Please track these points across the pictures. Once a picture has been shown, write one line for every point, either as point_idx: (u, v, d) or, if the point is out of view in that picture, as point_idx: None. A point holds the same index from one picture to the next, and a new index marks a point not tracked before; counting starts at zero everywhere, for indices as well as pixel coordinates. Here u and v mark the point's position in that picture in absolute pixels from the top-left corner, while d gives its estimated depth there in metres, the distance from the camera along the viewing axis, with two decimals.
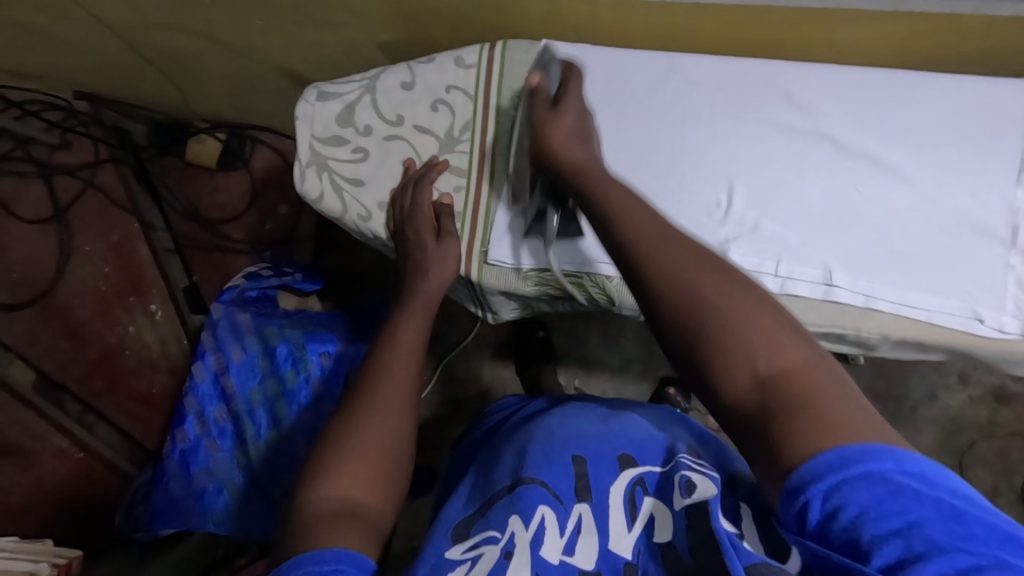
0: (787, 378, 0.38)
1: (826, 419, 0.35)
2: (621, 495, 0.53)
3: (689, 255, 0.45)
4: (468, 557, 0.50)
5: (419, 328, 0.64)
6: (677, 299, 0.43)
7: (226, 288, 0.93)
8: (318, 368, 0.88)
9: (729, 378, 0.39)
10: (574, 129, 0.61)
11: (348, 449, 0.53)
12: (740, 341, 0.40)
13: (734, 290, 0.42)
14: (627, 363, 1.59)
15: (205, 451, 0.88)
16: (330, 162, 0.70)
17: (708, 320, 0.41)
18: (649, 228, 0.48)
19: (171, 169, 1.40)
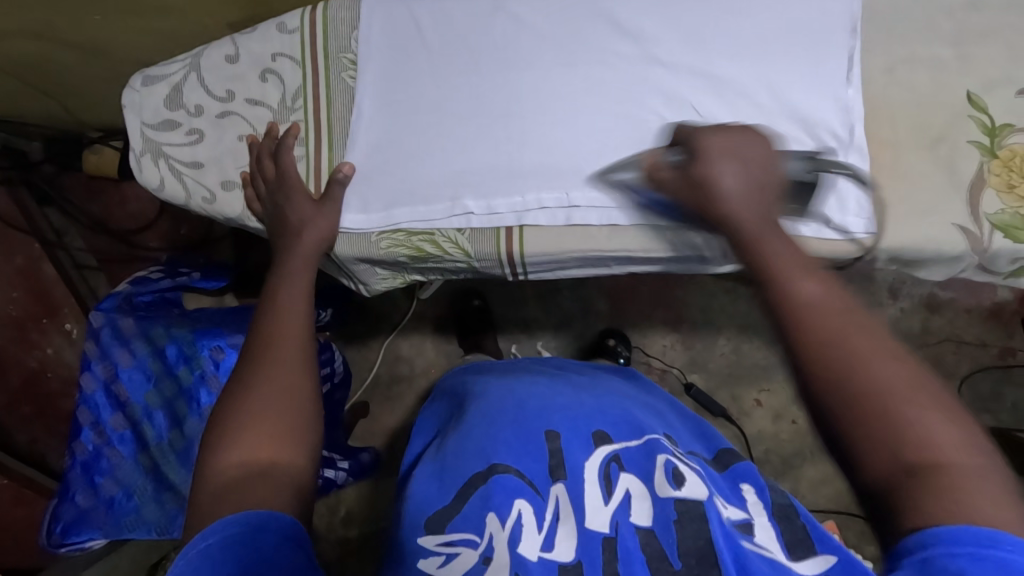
0: (939, 470, 0.39)
1: (959, 487, 0.37)
2: (596, 471, 0.54)
3: (863, 327, 0.44)
4: (444, 552, 0.51)
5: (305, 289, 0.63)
6: (833, 369, 0.43)
7: (111, 295, 0.91)
8: (212, 363, 0.86)
9: (892, 459, 0.40)
10: (724, 145, 0.58)
11: (242, 417, 0.52)
12: (908, 425, 0.40)
13: (890, 359, 0.43)
14: (567, 321, 1.60)
15: (108, 459, 0.87)
16: (165, 148, 0.68)
17: (876, 403, 0.41)
18: (817, 293, 0.47)
19: (77, 185, 1.39)
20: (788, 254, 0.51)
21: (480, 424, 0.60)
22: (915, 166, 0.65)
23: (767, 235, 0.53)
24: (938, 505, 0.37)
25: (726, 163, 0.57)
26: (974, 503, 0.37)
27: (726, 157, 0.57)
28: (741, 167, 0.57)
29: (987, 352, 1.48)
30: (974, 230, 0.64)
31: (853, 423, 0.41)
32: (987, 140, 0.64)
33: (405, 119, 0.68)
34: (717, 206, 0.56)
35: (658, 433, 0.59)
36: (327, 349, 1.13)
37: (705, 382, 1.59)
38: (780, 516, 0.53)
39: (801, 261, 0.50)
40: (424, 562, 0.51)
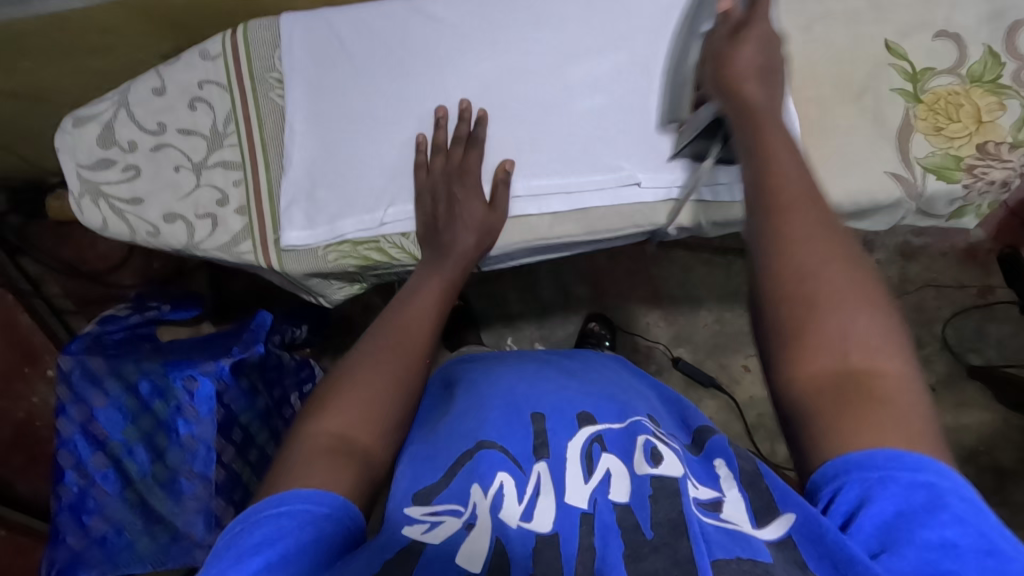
0: (868, 373, 0.43)
1: (884, 412, 0.41)
2: (578, 450, 0.52)
3: (842, 228, 0.47)
4: (427, 520, 0.47)
5: (446, 284, 0.64)
6: (808, 254, 0.46)
7: (78, 336, 0.91)
8: (187, 393, 0.87)
9: (838, 355, 0.43)
10: (758, 61, 0.56)
11: (360, 393, 0.53)
12: (851, 327, 0.44)
13: (854, 283, 0.45)
14: (549, 311, 1.62)
15: (94, 498, 0.88)
16: (103, 187, 0.69)
17: (831, 297, 0.45)
18: (818, 207, 0.48)
19: (46, 232, 1.42)
20: (794, 169, 0.49)
21: (477, 399, 0.59)
22: (843, 119, 0.65)
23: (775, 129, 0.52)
24: (862, 429, 0.41)
25: (756, 47, 0.56)
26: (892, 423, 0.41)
27: (766, 31, 0.57)
28: (763, 81, 0.55)
29: (965, 292, 1.49)
30: (906, 176, 0.64)
31: (814, 310, 0.45)
32: (909, 86, 0.65)
33: (339, 130, 0.68)
34: (728, 71, 0.56)
35: (642, 416, 0.55)
36: (306, 367, 1.12)
37: (692, 354, 1.61)
38: (749, 482, 0.47)
39: (791, 148, 0.51)
40: (407, 528, 0.46)
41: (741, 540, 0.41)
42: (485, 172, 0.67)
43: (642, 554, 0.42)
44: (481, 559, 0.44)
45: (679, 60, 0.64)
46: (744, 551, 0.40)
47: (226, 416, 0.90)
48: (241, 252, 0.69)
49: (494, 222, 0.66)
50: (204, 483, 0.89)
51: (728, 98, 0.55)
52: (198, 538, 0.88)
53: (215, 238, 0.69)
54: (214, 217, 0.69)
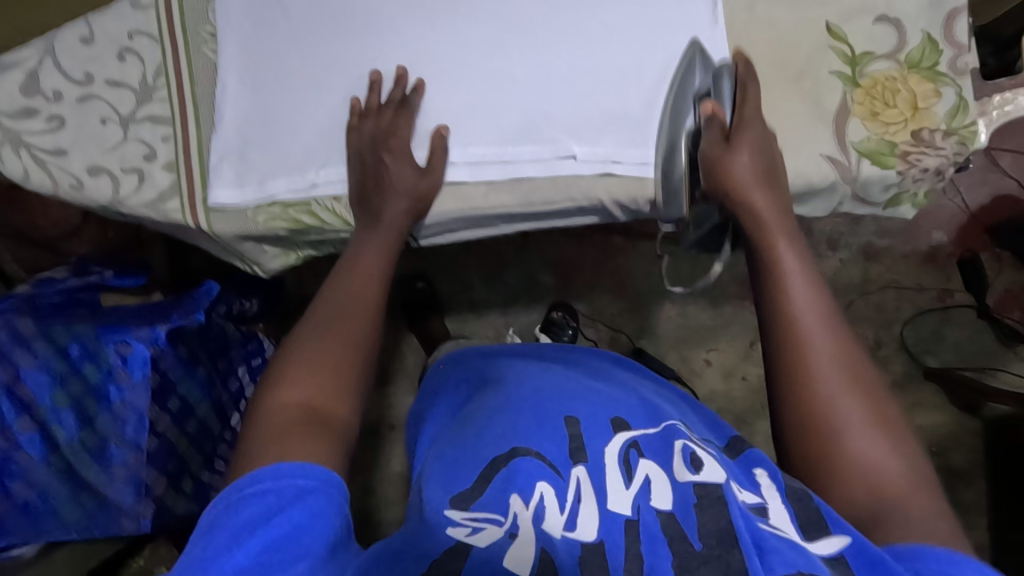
0: (887, 491, 0.52)
1: (907, 519, 0.50)
2: (616, 456, 0.55)
3: (852, 366, 0.57)
4: (467, 525, 0.51)
5: (387, 252, 0.67)
6: (825, 406, 0.56)
7: (9, 296, 0.89)
8: (119, 357, 0.86)
9: (861, 482, 0.53)
10: (757, 165, 0.62)
11: (315, 370, 0.58)
12: (867, 461, 0.53)
13: (865, 408, 0.55)
14: (514, 297, 1.62)
15: (17, 464, 0.84)
16: (25, 137, 0.67)
17: (846, 433, 0.54)
18: (831, 343, 0.58)
19: None
20: (802, 294, 0.60)
21: (501, 401, 0.63)
22: (783, 100, 0.65)
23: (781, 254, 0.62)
24: (895, 532, 0.49)
25: (749, 159, 0.62)
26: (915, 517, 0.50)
27: (758, 133, 0.62)
28: (762, 185, 0.62)
29: (924, 294, 1.51)
30: (842, 160, 0.64)
31: (833, 450, 0.55)
32: (848, 70, 0.65)
33: (272, 89, 0.67)
34: (728, 180, 0.63)
35: (674, 419, 0.60)
36: (254, 340, 1.11)
37: (654, 347, 1.61)
38: (795, 497, 0.51)
39: (812, 293, 0.60)
40: (452, 531, 0.50)
41: (798, 550, 0.45)
42: (418, 138, 0.66)
43: (693, 565, 0.46)
44: (529, 564, 0.47)
45: (675, 121, 0.64)
46: (805, 563, 0.44)
47: (162, 382, 0.89)
48: (168, 210, 0.67)
49: (428, 187, 0.66)
50: (136, 450, 0.87)
51: (734, 206, 0.64)
52: (125, 507, 0.87)
53: (142, 194, 0.67)
54: (140, 172, 0.67)
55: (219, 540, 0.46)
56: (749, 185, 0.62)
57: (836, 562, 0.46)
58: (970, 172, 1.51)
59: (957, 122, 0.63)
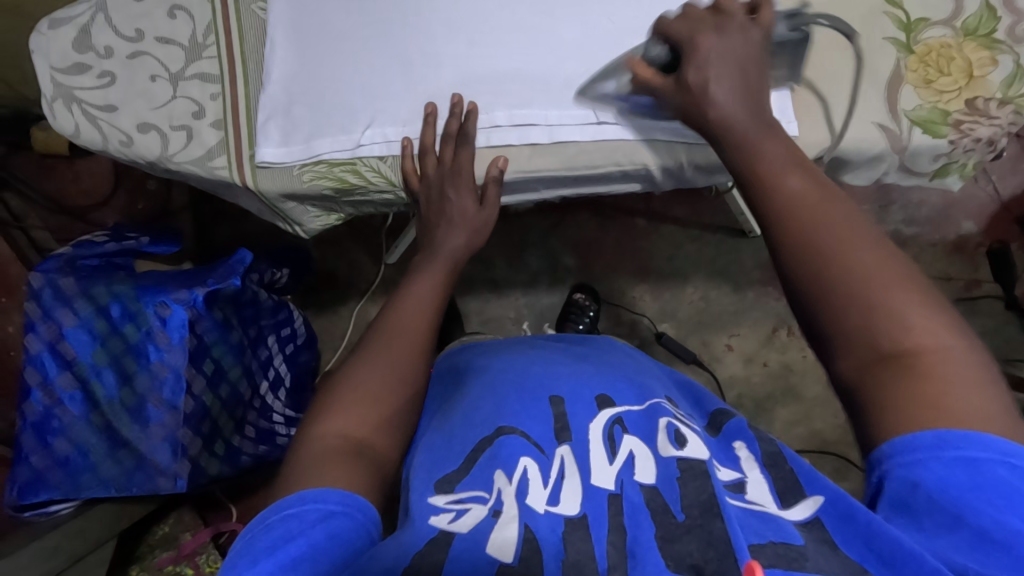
0: (916, 352, 0.45)
1: (950, 384, 0.43)
2: (601, 432, 0.58)
3: (852, 222, 0.50)
4: (452, 508, 0.51)
5: (439, 285, 0.71)
6: (828, 269, 0.48)
7: (52, 256, 0.90)
8: (158, 319, 0.87)
9: (885, 350, 0.45)
10: (735, 76, 0.55)
11: (357, 391, 0.61)
12: (890, 317, 0.46)
13: (881, 261, 0.48)
14: (535, 278, 1.62)
15: (59, 418, 0.88)
16: (76, 92, 0.67)
17: (861, 290, 0.47)
18: (843, 219, 0.50)
19: (32, 164, 1.44)
20: (794, 177, 0.51)
21: (493, 389, 0.66)
22: (832, 64, 0.65)
23: (764, 138, 0.54)
24: (922, 411, 0.43)
25: (720, 72, 0.55)
26: (954, 392, 0.43)
27: (716, 55, 0.55)
28: (739, 78, 0.56)
29: (951, 283, 1.49)
30: (893, 128, 0.64)
31: (844, 314, 0.47)
32: (903, 36, 0.64)
33: (319, 48, 0.67)
34: (698, 85, 0.56)
35: (660, 399, 0.63)
36: (284, 309, 1.12)
37: (675, 331, 1.61)
38: (769, 463, 0.52)
39: (794, 157, 0.53)
40: (433, 518, 0.50)
41: (772, 523, 0.45)
42: (477, 169, 0.69)
43: (675, 535, 0.46)
44: (511, 548, 0.47)
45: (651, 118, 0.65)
46: (777, 534, 0.44)
47: (198, 345, 0.90)
48: (215, 167, 0.68)
49: (484, 219, 0.72)
50: (173, 411, 0.88)
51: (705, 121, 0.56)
52: (163, 466, 0.89)
53: (189, 151, 0.68)
54: (189, 130, 0.68)
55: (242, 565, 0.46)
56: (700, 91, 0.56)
57: (811, 525, 0.45)
58: (1003, 160, 1.48)
59: (1012, 92, 0.62)
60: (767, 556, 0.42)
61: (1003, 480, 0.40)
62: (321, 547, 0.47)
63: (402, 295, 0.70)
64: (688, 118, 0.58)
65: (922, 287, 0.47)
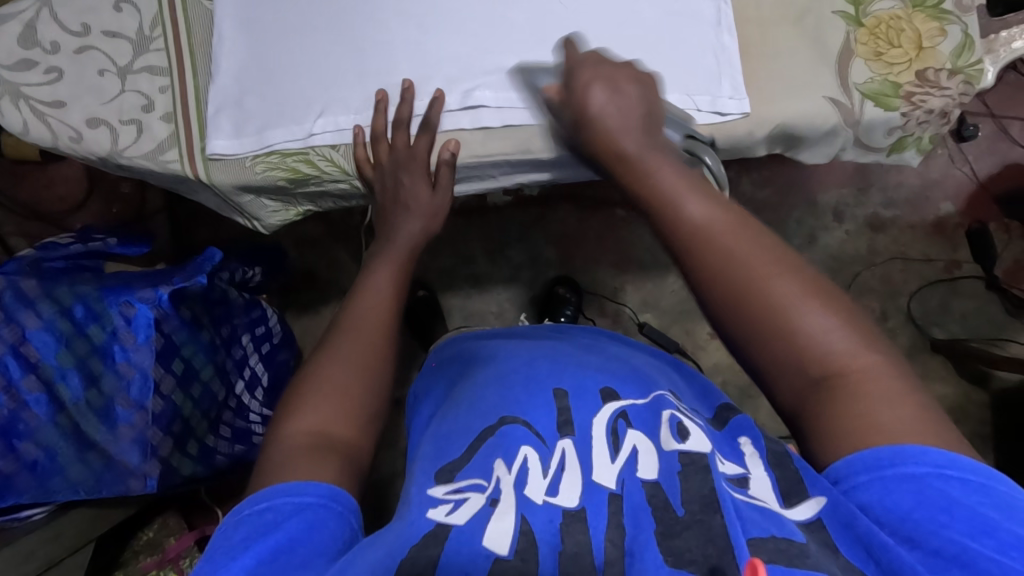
0: (841, 372, 0.48)
1: (872, 399, 0.47)
2: (604, 426, 0.55)
3: (760, 244, 0.51)
4: (451, 499, 0.51)
5: (396, 273, 0.71)
6: (750, 298, 0.50)
7: (14, 258, 0.89)
8: (123, 319, 0.87)
9: (808, 373, 0.49)
10: (615, 96, 0.54)
11: (327, 389, 0.60)
12: (810, 340, 0.49)
13: (797, 283, 0.50)
14: (516, 272, 1.62)
15: (25, 422, 0.85)
16: (24, 89, 0.67)
17: (779, 318, 0.49)
18: (750, 255, 0.50)
19: (4, 171, 1.43)
20: (701, 205, 0.51)
21: (496, 383, 0.65)
22: (782, 39, 0.65)
23: (660, 164, 0.53)
24: (854, 431, 0.47)
25: (602, 90, 0.54)
26: (881, 402, 0.47)
27: (597, 84, 0.54)
28: (618, 98, 0.54)
29: (930, 265, 1.49)
30: (845, 102, 0.63)
31: (767, 341, 0.50)
32: (852, 9, 0.64)
33: (267, 37, 0.67)
34: (594, 132, 0.54)
35: (664, 391, 0.62)
36: (257, 308, 1.11)
37: (657, 321, 1.61)
38: (774, 462, 0.52)
39: (695, 181, 0.53)
40: (432, 511, 0.49)
41: (773, 519, 0.45)
42: (431, 152, 0.69)
43: (675, 530, 0.44)
44: (507, 542, 0.46)
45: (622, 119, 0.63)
46: (779, 529, 0.44)
47: (166, 345, 0.90)
48: (166, 161, 0.68)
49: (439, 205, 0.73)
50: (140, 413, 0.88)
51: (601, 154, 0.54)
52: (133, 467, 0.88)
53: (140, 146, 0.67)
54: (138, 124, 0.67)
55: (216, 560, 0.47)
56: (586, 119, 0.54)
57: (813, 526, 0.45)
58: (977, 140, 1.49)
59: (962, 61, 0.62)
60: (766, 552, 0.42)
61: (946, 494, 0.44)
62: (299, 540, 0.47)
63: (359, 288, 0.70)
64: (579, 133, 0.55)
65: (835, 302, 0.50)
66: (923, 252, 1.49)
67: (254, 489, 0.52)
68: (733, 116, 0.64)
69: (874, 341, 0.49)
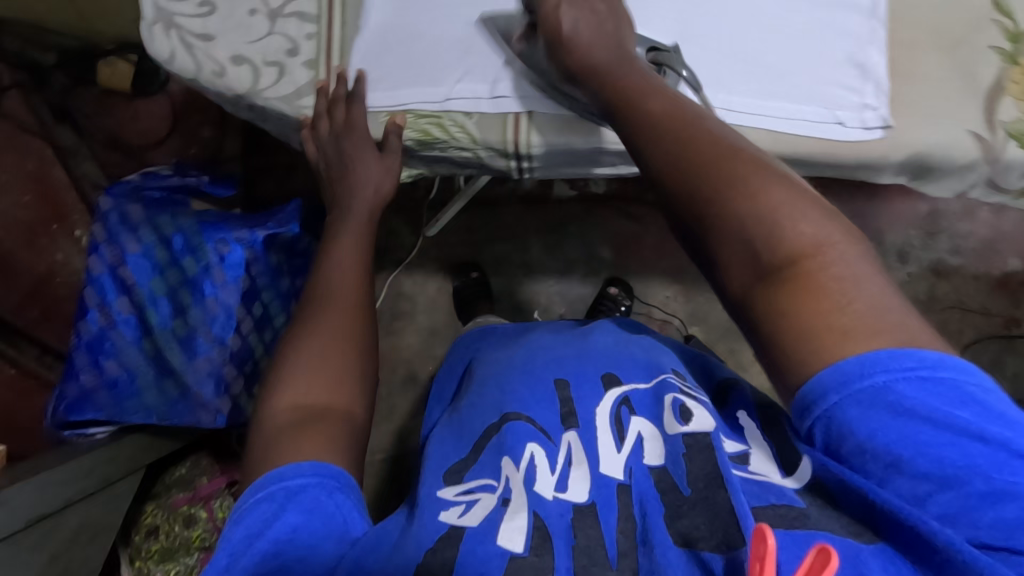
0: (802, 256, 0.43)
1: (834, 293, 0.42)
2: (608, 415, 0.58)
3: (711, 134, 0.49)
4: (463, 501, 0.53)
5: (360, 240, 0.68)
6: (699, 179, 0.47)
7: (120, 181, 0.93)
8: (217, 255, 0.89)
9: (758, 258, 0.44)
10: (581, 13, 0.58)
11: (303, 364, 0.58)
12: (765, 221, 0.44)
13: (750, 166, 0.47)
14: (570, 267, 1.61)
15: (112, 341, 0.89)
16: (176, 18, 0.68)
17: (732, 201, 0.46)
18: (710, 136, 0.49)
19: (89, 99, 1.41)
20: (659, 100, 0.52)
21: (505, 373, 0.67)
22: (929, 67, 0.64)
23: (630, 70, 0.55)
24: (812, 325, 0.41)
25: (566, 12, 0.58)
26: (847, 284, 0.42)
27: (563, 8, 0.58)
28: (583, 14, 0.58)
29: (988, 319, 1.47)
30: (987, 137, 0.63)
31: (718, 227, 0.46)
32: (1009, 46, 0.63)
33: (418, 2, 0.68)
34: (573, 57, 0.58)
35: (667, 371, 0.62)
36: None
37: (704, 335, 1.60)
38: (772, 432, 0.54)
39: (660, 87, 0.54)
40: (444, 514, 0.51)
41: (770, 488, 0.47)
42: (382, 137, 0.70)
43: (682, 511, 0.48)
44: (523, 538, 0.48)
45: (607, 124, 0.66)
46: (778, 497, 0.46)
47: (251, 287, 0.92)
48: (303, 107, 0.70)
49: (391, 165, 0.71)
50: (220, 346, 0.90)
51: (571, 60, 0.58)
52: (206, 400, 0.90)
53: (279, 88, 0.69)
54: (280, 67, 0.69)
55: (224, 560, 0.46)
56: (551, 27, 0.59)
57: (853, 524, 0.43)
58: None
59: None
60: (771, 519, 0.44)
61: (928, 409, 0.39)
62: (299, 523, 0.47)
63: (321, 264, 0.66)
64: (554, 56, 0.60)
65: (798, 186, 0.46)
66: (981, 304, 1.47)
67: (251, 477, 0.51)
68: (874, 128, 0.64)
69: (839, 224, 0.45)
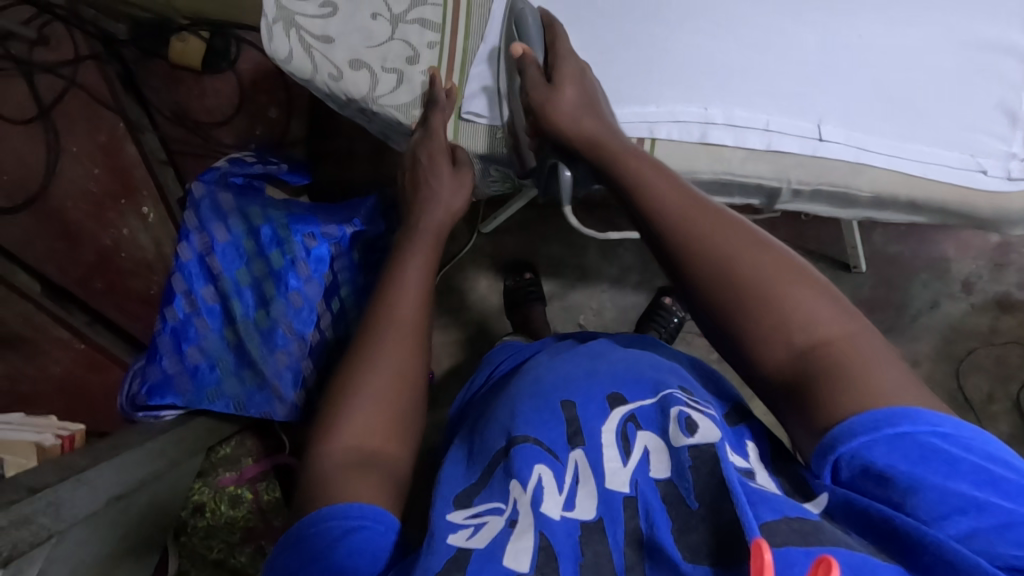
0: (826, 343, 0.45)
1: (865, 380, 0.43)
2: (614, 434, 0.52)
3: (722, 227, 0.51)
4: (470, 524, 0.47)
5: (427, 259, 0.64)
6: (720, 281, 0.50)
7: (210, 169, 0.92)
8: (304, 249, 0.88)
9: (787, 344, 0.46)
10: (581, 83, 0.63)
11: (362, 399, 0.55)
12: (786, 314, 0.47)
13: (760, 260, 0.49)
14: (625, 273, 1.59)
15: (196, 329, 0.90)
16: (297, 17, 0.67)
17: (753, 297, 0.48)
18: (725, 241, 0.50)
19: (158, 73, 1.39)
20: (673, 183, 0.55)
21: (528, 393, 0.59)
22: None
23: (652, 172, 0.56)
24: (849, 403, 0.43)
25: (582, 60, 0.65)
26: (876, 361, 0.44)
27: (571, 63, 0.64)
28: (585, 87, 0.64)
29: None
30: None
31: (742, 316, 0.48)
32: None
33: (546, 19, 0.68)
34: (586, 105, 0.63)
35: (673, 386, 0.55)
36: None
37: None
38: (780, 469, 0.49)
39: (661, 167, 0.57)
40: (453, 536, 0.45)
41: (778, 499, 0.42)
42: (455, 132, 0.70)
43: (689, 525, 0.43)
44: (528, 557, 0.42)
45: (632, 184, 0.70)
46: (791, 508, 0.41)
47: (333, 283, 0.91)
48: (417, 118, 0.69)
49: (461, 181, 0.69)
50: (300, 342, 0.89)
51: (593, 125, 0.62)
52: (284, 394, 0.90)
53: (397, 96, 0.68)
54: (400, 74, 0.68)
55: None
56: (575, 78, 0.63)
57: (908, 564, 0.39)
58: None
59: None
60: (777, 529, 0.39)
61: (941, 451, 0.40)
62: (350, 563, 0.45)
63: (389, 282, 0.62)
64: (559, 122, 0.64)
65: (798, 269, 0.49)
66: None
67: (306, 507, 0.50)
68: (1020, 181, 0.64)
69: (850, 310, 0.47)
